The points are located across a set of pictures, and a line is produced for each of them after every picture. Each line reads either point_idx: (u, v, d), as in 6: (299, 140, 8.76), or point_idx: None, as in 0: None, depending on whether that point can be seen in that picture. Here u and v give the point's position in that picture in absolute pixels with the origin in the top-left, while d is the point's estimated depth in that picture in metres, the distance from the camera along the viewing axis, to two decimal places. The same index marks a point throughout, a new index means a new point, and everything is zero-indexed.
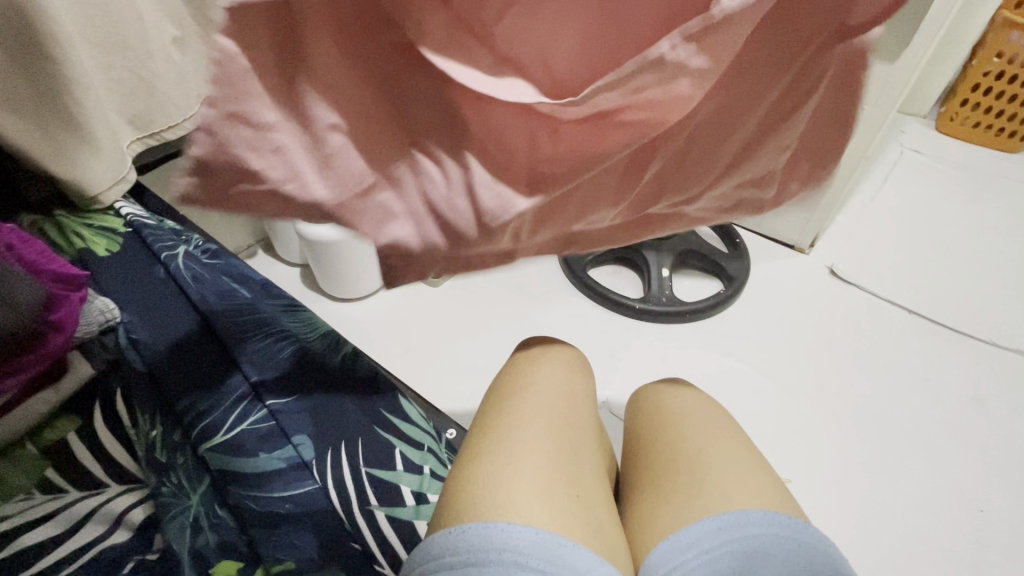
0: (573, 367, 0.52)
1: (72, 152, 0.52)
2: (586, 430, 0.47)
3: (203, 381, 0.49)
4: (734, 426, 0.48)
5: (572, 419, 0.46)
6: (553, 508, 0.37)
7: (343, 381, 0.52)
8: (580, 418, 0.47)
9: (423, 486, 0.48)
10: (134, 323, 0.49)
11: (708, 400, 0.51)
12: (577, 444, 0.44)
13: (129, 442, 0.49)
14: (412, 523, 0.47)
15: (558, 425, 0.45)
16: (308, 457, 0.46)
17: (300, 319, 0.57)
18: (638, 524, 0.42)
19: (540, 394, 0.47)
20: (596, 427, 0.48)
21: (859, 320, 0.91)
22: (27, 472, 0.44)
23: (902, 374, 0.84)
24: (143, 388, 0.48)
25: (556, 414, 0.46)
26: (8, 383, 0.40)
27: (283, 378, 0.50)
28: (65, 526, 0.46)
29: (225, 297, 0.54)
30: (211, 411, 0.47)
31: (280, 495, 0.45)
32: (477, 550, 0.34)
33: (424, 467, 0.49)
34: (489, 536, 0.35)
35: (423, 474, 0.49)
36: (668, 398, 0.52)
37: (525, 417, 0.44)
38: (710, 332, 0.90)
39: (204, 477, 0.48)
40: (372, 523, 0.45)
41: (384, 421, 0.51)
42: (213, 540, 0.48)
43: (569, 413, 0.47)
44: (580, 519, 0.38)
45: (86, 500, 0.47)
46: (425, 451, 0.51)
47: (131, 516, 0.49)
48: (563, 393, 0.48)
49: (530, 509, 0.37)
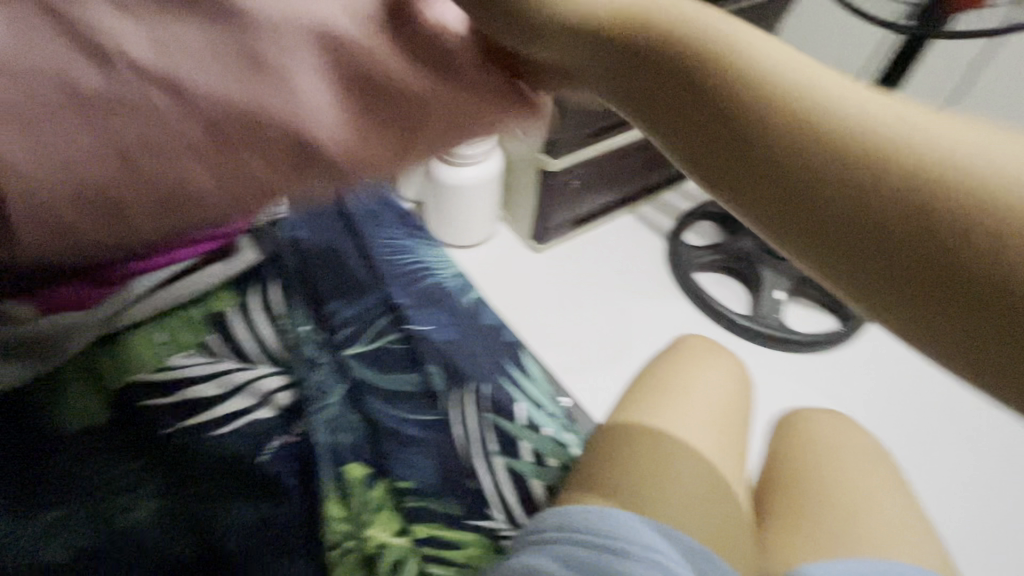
0: (712, 357, 0.52)
1: None
2: (723, 436, 0.47)
3: (347, 290, 0.50)
4: (870, 470, 0.48)
5: (711, 457, 0.45)
6: (689, 514, 0.40)
7: (471, 325, 0.50)
8: (717, 448, 0.46)
9: (544, 447, 0.44)
10: (294, 220, 0.52)
11: (850, 436, 0.51)
12: (699, 465, 0.43)
13: (279, 328, 0.46)
14: (527, 481, 0.43)
15: (695, 467, 0.43)
16: (437, 388, 0.45)
17: (437, 255, 0.57)
18: (769, 550, 0.45)
19: (680, 405, 0.47)
20: (727, 429, 0.48)
21: (975, 410, 0.81)
22: (192, 330, 0.44)
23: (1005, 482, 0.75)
24: (295, 282, 0.49)
25: (712, 422, 0.47)
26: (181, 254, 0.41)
27: (421, 308, 0.50)
28: (220, 392, 0.43)
29: (375, 220, 0.56)
30: (354, 326, 0.48)
31: (405, 415, 0.43)
32: (618, 536, 0.37)
33: (544, 429, 0.45)
34: (633, 530, 0.37)
35: (544, 435, 0.44)
36: (821, 424, 0.52)
37: (678, 407, 0.47)
38: (815, 368, 0.84)
39: (340, 384, 0.44)
40: (496, 475, 0.42)
41: (507, 372, 0.47)
42: (348, 440, 0.42)
43: (713, 448, 0.45)
44: (704, 521, 0.40)
45: (239, 373, 0.43)
46: (548, 415, 0.46)
47: (280, 397, 0.44)
48: (710, 390, 0.49)
49: (673, 516, 0.40)
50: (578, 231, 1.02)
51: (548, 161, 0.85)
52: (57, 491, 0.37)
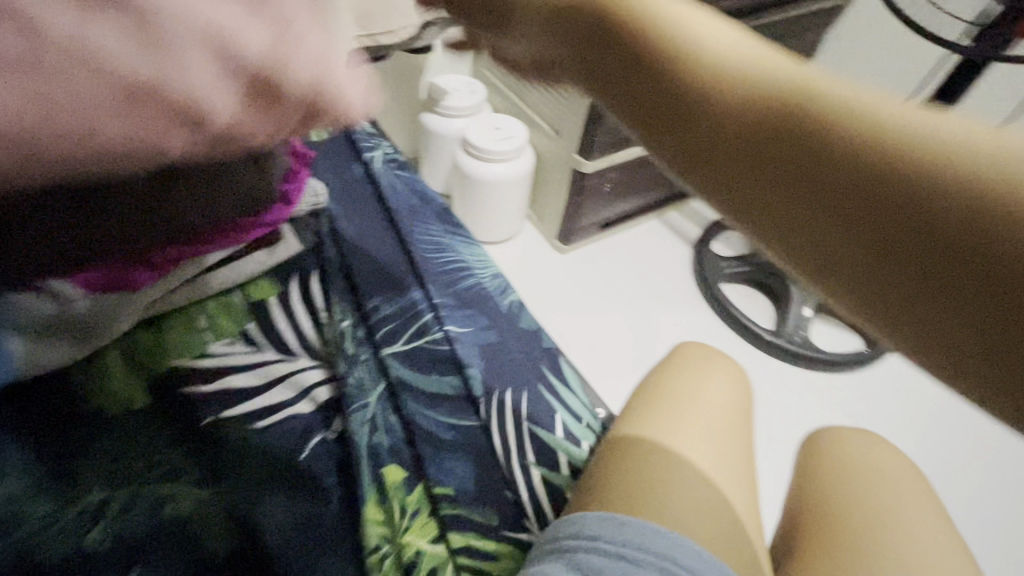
0: (729, 377, 0.51)
1: None
2: (737, 461, 0.45)
3: (387, 283, 0.49)
4: (902, 491, 0.46)
5: (735, 474, 0.44)
6: (705, 524, 0.39)
7: (511, 330, 0.49)
8: (743, 468, 0.45)
9: (581, 461, 0.44)
10: (337, 212, 0.52)
11: (882, 456, 0.49)
12: (716, 477, 0.42)
13: (320, 323, 0.47)
14: (562, 493, 0.43)
15: (702, 483, 0.42)
16: (477, 393, 0.44)
17: (475, 253, 0.56)
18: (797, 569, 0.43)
19: (688, 420, 0.46)
20: (746, 445, 0.47)
21: (1009, 441, 0.78)
22: (232, 321, 0.44)
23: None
24: (337, 275, 0.49)
25: (720, 438, 0.45)
26: (228, 241, 0.41)
27: (460, 307, 0.49)
28: (260, 383, 0.43)
29: (415, 214, 0.55)
30: (393, 321, 0.47)
31: (444, 420, 0.43)
32: (636, 545, 0.36)
33: (583, 442, 0.44)
34: (650, 538, 0.36)
35: (582, 448, 0.44)
36: (854, 442, 0.50)
37: (682, 425, 0.45)
38: (844, 389, 0.82)
39: (379, 382, 0.45)
40: (531, 484, 0.42)
41: (545, 379, 0.46)
42: (385, 442, 0.42)
43: (733, 463, 0.44)
44: (724, 537, 0.39)
45: (280, 365, 0.44)
46: (586, 427, 0.46)
47: (318, 392, 0.45)
48: (724, 402, 0.49)
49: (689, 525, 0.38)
50: (604, 235, 1.01)
51: (582, 162, 0.83)
52: (103, 476, 0.39)
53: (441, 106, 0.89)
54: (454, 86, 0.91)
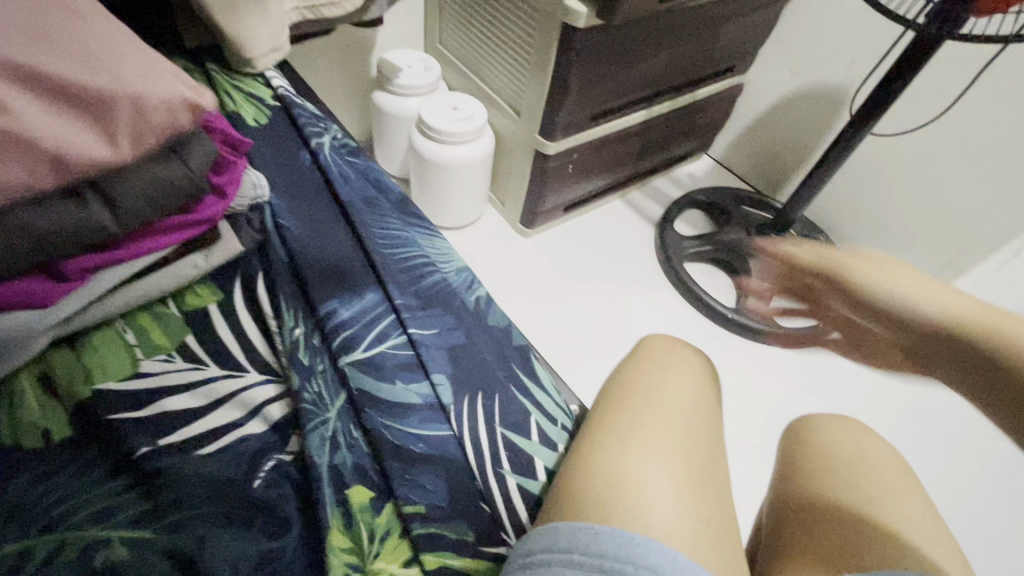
0: (704, 372, 0.51)
1: (242, 11, 0.51)
2: (713, 458, 0.45)
3: (343, 285, 0.45)
4: (877, 476, 0.47)
5: (708, 467, 0.44)
6: (685, 529, 0.38)
7: (479, 328, 0.46)
8: (715, 463, 0.45)
9: (557, 466, 0.42)
10: (282, 209, 0.47)
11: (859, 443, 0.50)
12: (691, 475, 0.42)
13: (271, 333, 0.44)
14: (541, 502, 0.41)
15: (677, 482, 0.41)
16: (445, 401, 0.41)
17: (437, 246, 0.52)
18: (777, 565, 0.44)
19: (662, 416, 0.45)
20: (716, 437, 0.47)
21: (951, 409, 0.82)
22: (166, 333, 0.42)
23: (977, 480, 0.76)
24: (286, 281, 0.45)
25: (692, 437, 0.45)
26: (158, 244, 0.39)
27: (424, 308, 0.46)
28: (202, 403, 0.40)
29: (370, 206, 0.51)
30: (350, 326, 0.43)
31: (414, 432, 0.40)
32: (608, 555, 0.35)
33: (559, 446, 0.43)
34: (622, 546, 0.35)
35: (558, 452, 0.43)
36: (830, 431, 0.51)
37: (653, 424, 0.44)
38: (801, 364, 0.84)
39: (340, 394, 0.42)
40: (506, 492, 0.40)
41: (516, 379, 0.45)
42: (348, 461, 0.40)
43: (708, 460, 0.44)
44: (704, 541, 0.39)
45: (224, 380, 0.41)
46: (560, 429, 0.44)
47: (270, 410, 0.41)
48: (692, 395, 0.48)
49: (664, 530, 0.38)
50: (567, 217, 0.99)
51: (544, 144, 0.80)
52: (19, 522, 0.34)
53: (394, 83, 0.83)
54: (407, 62, 0.85)
